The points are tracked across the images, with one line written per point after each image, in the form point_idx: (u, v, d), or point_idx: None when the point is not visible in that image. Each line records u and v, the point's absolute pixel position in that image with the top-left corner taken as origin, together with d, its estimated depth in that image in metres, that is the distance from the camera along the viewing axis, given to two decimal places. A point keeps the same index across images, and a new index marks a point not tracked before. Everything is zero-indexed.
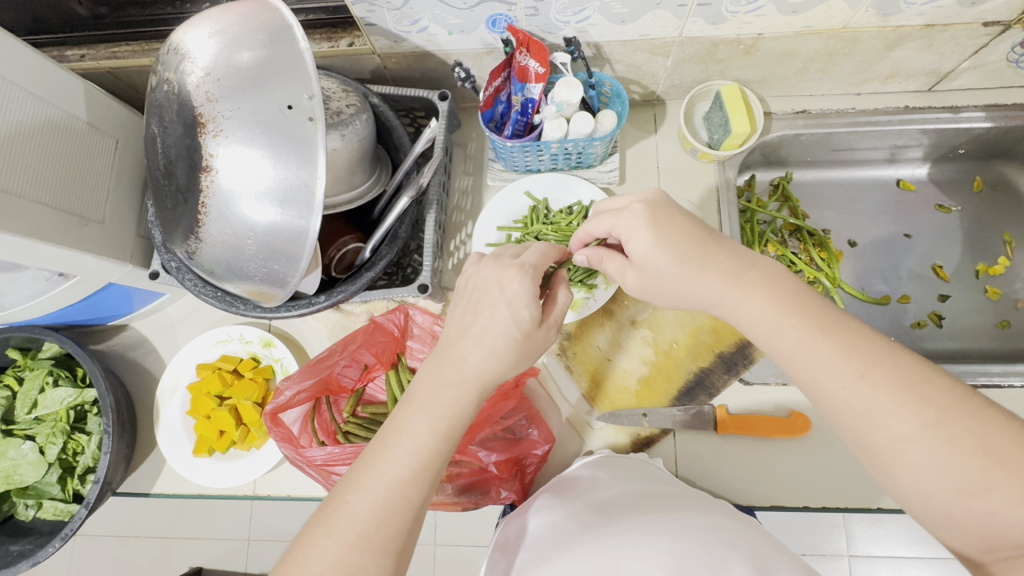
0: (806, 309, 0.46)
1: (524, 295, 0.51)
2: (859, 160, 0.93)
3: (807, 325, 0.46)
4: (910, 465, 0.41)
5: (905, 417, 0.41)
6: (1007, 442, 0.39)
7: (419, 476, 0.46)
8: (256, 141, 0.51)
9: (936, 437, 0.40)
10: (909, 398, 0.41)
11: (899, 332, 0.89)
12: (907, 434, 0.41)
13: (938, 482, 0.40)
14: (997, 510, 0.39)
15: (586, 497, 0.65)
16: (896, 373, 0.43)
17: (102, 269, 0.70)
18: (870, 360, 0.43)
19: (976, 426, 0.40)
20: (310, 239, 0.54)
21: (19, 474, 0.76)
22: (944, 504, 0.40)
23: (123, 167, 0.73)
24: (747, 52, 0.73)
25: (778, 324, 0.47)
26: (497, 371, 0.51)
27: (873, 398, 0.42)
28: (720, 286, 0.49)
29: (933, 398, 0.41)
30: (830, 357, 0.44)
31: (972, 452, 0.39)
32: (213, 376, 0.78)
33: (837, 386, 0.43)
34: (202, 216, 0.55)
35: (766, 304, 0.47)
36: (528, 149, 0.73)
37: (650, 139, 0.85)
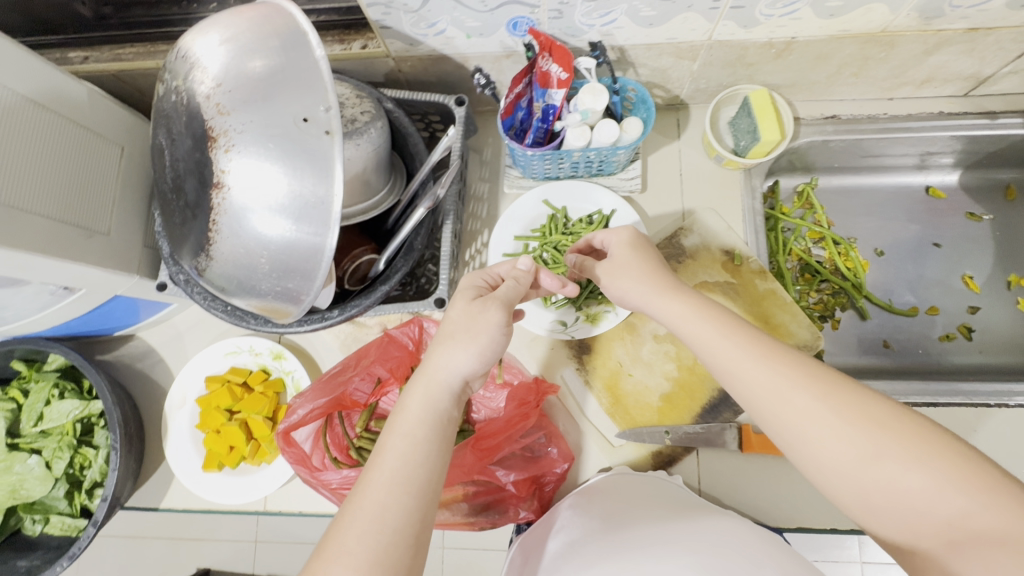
0: (706, 304, 0.52)
1: (467, 284, 0.58)
2: (887, 166, 0.90)
3: (712, 321, 0.51)
4: (818, 436, 0.42)
5: (800, 392, 0.44)
6: (888, 410, 0.41)
7: (401, 482, 0.44)
8: (270, 155, 0.49)
9: (831, 409, 0.42)
10: (804, 376, 0.44)
11: (927, 345, 0.86)
12: (807, 408, 0.43)
13: (844, 453, 0.41)
14: (898, 476, 0.39)
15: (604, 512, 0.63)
16: (789, 355, 0.46)
17: (108, 282, 0.68)
18: (768, 347, 0.47)
19: (859, 396, 0.43)
20: (326, 257, 0.51)
21: (25, 488, 0.74)
22: (858, 479, 0.40)
23: (129, 174, 0.70)
24: (779, 56, 0.70)
25: (690, 322, 0.51)
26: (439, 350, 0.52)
27: (776, 375, 0.45)
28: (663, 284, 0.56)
29: (822, 374, 0.44)
30: (740, 343, 0.48)
31: (863, 420, 0.41)
32: (223, 389, 0.76)
33: (740, 367, 0.47)
34: (213, 233, 0.53)
35: (674, 305, 0.54)
36: (548, 158, 0.70)
37: (673, 145, 0.82)
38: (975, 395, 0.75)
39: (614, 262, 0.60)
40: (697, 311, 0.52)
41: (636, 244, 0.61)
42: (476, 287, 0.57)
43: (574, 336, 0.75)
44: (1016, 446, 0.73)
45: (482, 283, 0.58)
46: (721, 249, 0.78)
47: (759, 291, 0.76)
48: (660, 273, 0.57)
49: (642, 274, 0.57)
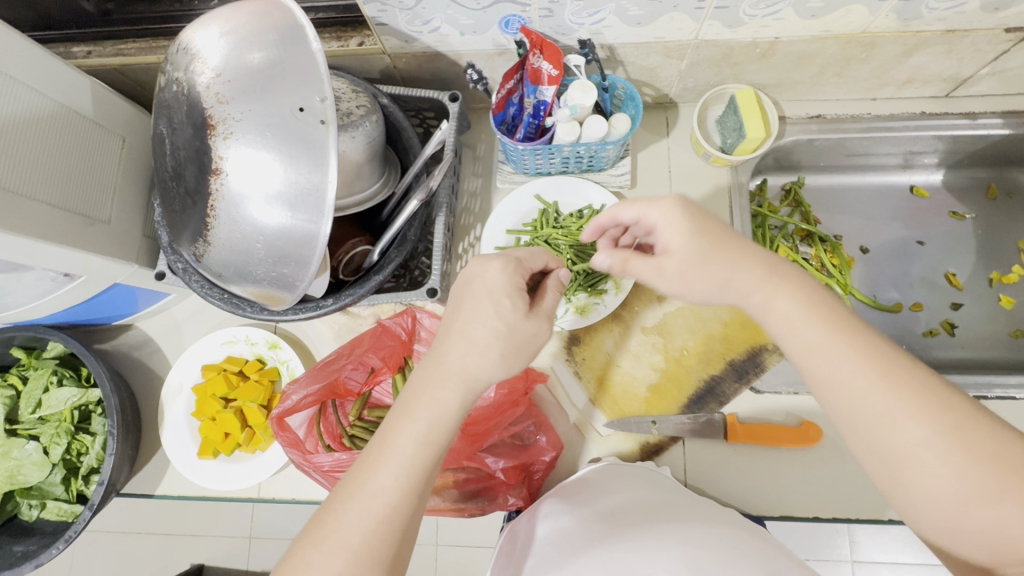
0: (817, 304, 0.48)
1: (507, 284, 0.53)
2: (872, 165, 0.92)
3: (824, 326, 0.47)
4: (926, 468, 0.41)
5: (921, 423, 0.42)
6: (1017, 453, 0.40)
7: (410, 483, 0.46)
8: (267, 144, 0.50)
9: (953, 445, 0.41)
10: (928, 405, 0.42)
11: (911, 340, 0.88)
12: (922, 439, 0.42)
13: (952, 490, 0.41)
14: (1000, 513, 0.39)
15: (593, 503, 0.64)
16: (913, 376, 0.44)
17: (108, 270, 0.69)
18: (891, 364, 0.44)
19: (986, 436, 0.41)
20: (320, 244, 0.53)
21: (23, 474, 0.76)
22: (957, 514, 0.41)
23: (131, 165, 0.72)
24: (763, 56, 0.72)
25: (798, 328, 0.48)
26: (478, 367, 0.49)
27: (892, 400, 0.43)
28: (756, 278, 0.50)
29: (949, 403, 0.42)
30: (853, 357, 0.45)
31: (986, 461, 0.40)
32: (219, 377, 0.77)
33: (851, 382, 0.44)
34: (211, 219, 0.54)
35: (782, 303, 0.49)
36: (539, 152, 0.72)
37: (662, 142, 0.84)
38: (956, 388, 0.77)
39: (679, 258, 0.52)
40: (807, 316, 0.48)
41: (698, 227, 0.51)
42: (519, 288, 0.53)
43: (563, 327, 0.76)
44: None
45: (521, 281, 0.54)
46: None
47: None
48: (749, 263, 0.50)
49: (728, 269, 0.51)
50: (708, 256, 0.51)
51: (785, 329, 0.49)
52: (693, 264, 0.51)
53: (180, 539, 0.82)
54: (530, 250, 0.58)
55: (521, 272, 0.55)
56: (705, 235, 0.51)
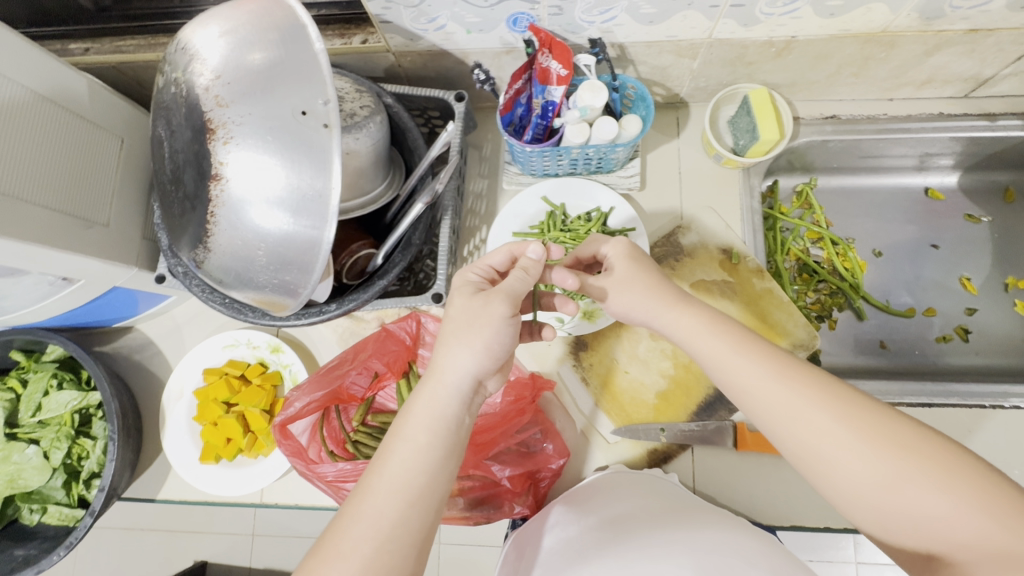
0: (717, 320, 0.53)
1: (460, 283, 0.56)
2: (887, 167, 0.90)
3: (725, 334, 0.52)
4: (837, 458, 0.43)
5: (822, 413, 0.45)
6: (910, 432, 0.42)
7: (412, 488, 0.45)
8: (268, 148, 0.49)
9: (851, 430, 0.43)
10: (824, 395, 0.45)
11: (924, 346, 0.86)
12: (826, 426, 0.44)
13: (861, 473, 0.42)
14: (914, 494, 0.40)
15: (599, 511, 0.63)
16: (809, 374, 0.47)
17: (107, 273, 0.68)
18: (787, 365, 0.48)
19: (879, 416, 0.44)
20: (323, 251, 0.51)
21: (23, 478, 0.74)
22: (875, 500, 0.42)
23: (129, 166, 0.70)
24: (779, 55, 0.70)
25: (707, 337, 0.52)
26: (457, 365, 0.49)
27: (794, 395, 0.46)
28: (660, 304, 0.56)
29: (843, 393, 0.45)
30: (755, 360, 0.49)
31: (883, 441, 0.42)
32: (221, 381, 0.76)
33: (756, 386, 0.48)
34: (211, 225, 0.53)
35: (682, 318, 0.54)
36: (547, 154, 0.70)
37: (672, 143, 0.82)
38: (970, 397, 0.75)
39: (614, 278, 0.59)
40: (708, 328, 0.52)
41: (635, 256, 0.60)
42: (470, 283, 0.56)
43: (570, 333, 0.75)
44: (1008, 448, 0.74)
45: (475, 278, 0.56)
46: (719, 247, 0.77)
47: (756, 290, 0.76)
48: (660, 287, 0.57)
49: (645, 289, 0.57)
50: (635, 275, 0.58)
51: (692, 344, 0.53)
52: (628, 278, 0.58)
53: (183, 543, 0.81)
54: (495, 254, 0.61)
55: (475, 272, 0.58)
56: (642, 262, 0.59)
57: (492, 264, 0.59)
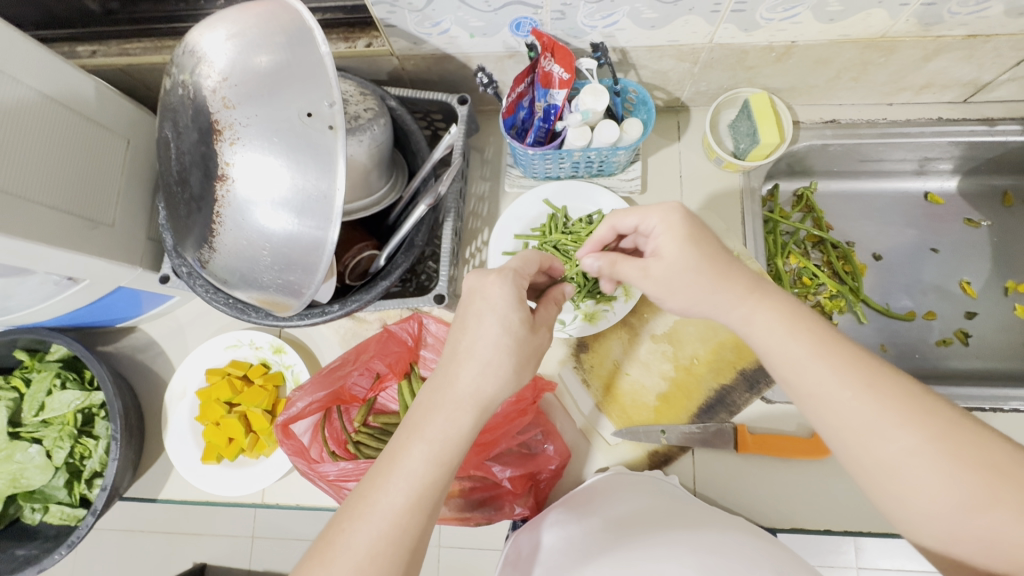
0: (798, 315, 0.49)
1: (511, 299, 0.52)
2: (886, 171, 0.90)
3: (804, 338, 0.47)
4: (913, 479, 0.41)
5: (907, 432, 0.41)
6: (1005, 454, 0.40)
7: (418, 503, 0.44)
8: (274, 149, 0.49)
9: (941, 452, 0.40)
10: (912, 412, 0.42)
11: (924, 349, 0.86)
12: (912, 448, 0.41)
13: (945, 498, 0.40)
14: (1003, 525, 0.38)
15: (602, 511, 0.63)
16: (894, 385, 0.43)
17: (112, 273, 0.68)
18: (874, 374, 0.44)
19: (974, 436, 0.41)
20: (327, 251, 0.52)
21: (25, 477, 0.75)
22: (951, 524, 0.40)
23: (135, 167, 0.71)
24: (779, 59, 0.70)
25: (781, 340, 0.48)
26: (480, 386, 0.49)
27: (876, 411, 0.42)
28: (735, 295, 0.51)
29: (932, 408, 0.42)
30: (836, 369, 0.44)
31: (976, 467, 0.39)
32: (223, 381, 0.76)
33: (835, 397, 0.44)
34: (216, 225, 0.53)
35: (763, 314, 0.50)
36: (549, 157, 0.71)
37: (673, 147, 0.82)
38: (971, 400, 0.75)
39: (669, 265, 0.53)
40: (787, 328, 0.48)
41: (694, 235, 0.53)
42: (522, 300, 0.52)
43: (572, 335, 0.76)
44: None
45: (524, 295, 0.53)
46: None
47: None
48: (735, 275, 0.52)
49: (713, 280, 0.52)
50: (696, 265, 0.52)
51: (767, 344, 0.49)
52: (680, 275, 0.53)
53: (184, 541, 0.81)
54: (524, 256, 0.58)
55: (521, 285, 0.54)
56: (703, 246, 0.53)
57: (528, 274, 0.56)
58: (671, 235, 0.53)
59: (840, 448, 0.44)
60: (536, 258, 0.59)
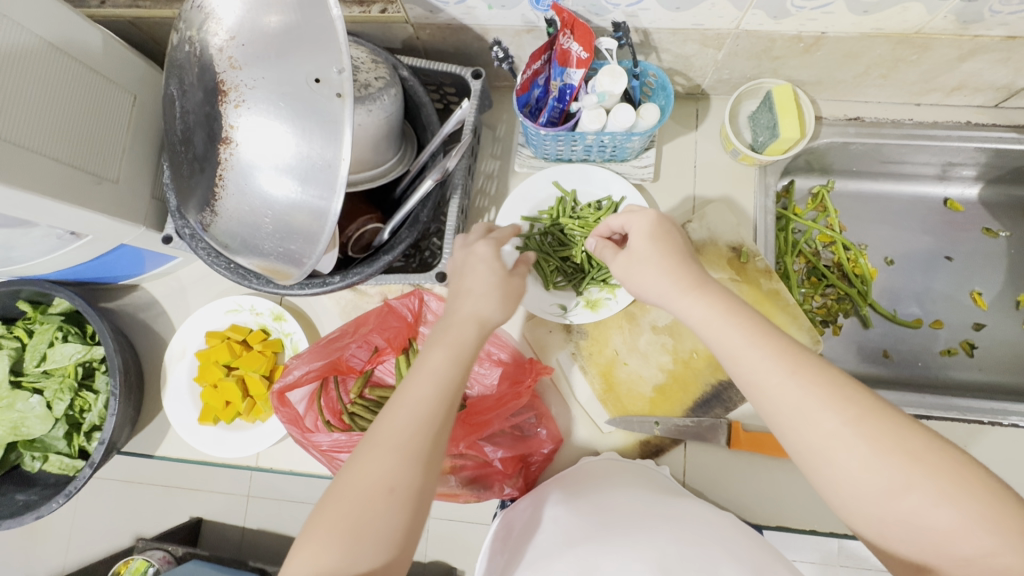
0: (735, 308, 0.48)
1: (486, 255, 0.57)
2: (907, 174, 0.88)
3: (740, 324, 0.47)
4: (839, 463, 0.41)
5: (832, 415, 0.41)
6: (920, 440, 0.40)
7: (446, 390, 0.48)
8: (280, 114, 0.48)
9: (861, 435, 0.40)
10: (837, 397, 0.42)
11: (927, 358, 0.86)
12: (836, 429, 0.41)
13: (868, 481, 0.40)
14: (921, 508, 0.38)
15: (590, 496, 0.63)
16: (823, 371, 0.44)
17: (115, 230, 0.68)
18: (802, 361, 0.44)
19: (896, 424, 0.41)
20: (330, 222, 0.51)
21: (26, 426, 0.76)
22: (874, 506, 0.40)
23: (141, 124, 0.70)
24: (807, 51, 0.68)
25: (716, 326, 0.48)
26: (487, 310, 0.53)
27: (808, 397, 0.42)
28: (678, 287, 0.51)
29: (855, 396, 0.42)
30: (774, 358, 0.44)
31: (892, 450, 0.40)
32: (222, 345, 0.77)
33: (767, 380, 0.44)
34: (219, 188, 0.53)
35: (696, 307, 0.49)
36: (560, 138, 0.69)
37: (690, 135, 0.80)
38: (970, 412, 0.75)
39: (634, 256, 0.55)
40: (723, 317, 0.48)
41: (657, 234, 0.55)
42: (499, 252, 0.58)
43: (572, 320, 0.75)
44: (1006, 467, 0.73)
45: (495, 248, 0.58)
46: (728, 245, 0.76)
47: (762, 291, 0.75)
48: (682, 271, 0.52)
49: (663, 270, 0.52)
50: (655, 259, 0.53)
51: (706, 333, 0.49)
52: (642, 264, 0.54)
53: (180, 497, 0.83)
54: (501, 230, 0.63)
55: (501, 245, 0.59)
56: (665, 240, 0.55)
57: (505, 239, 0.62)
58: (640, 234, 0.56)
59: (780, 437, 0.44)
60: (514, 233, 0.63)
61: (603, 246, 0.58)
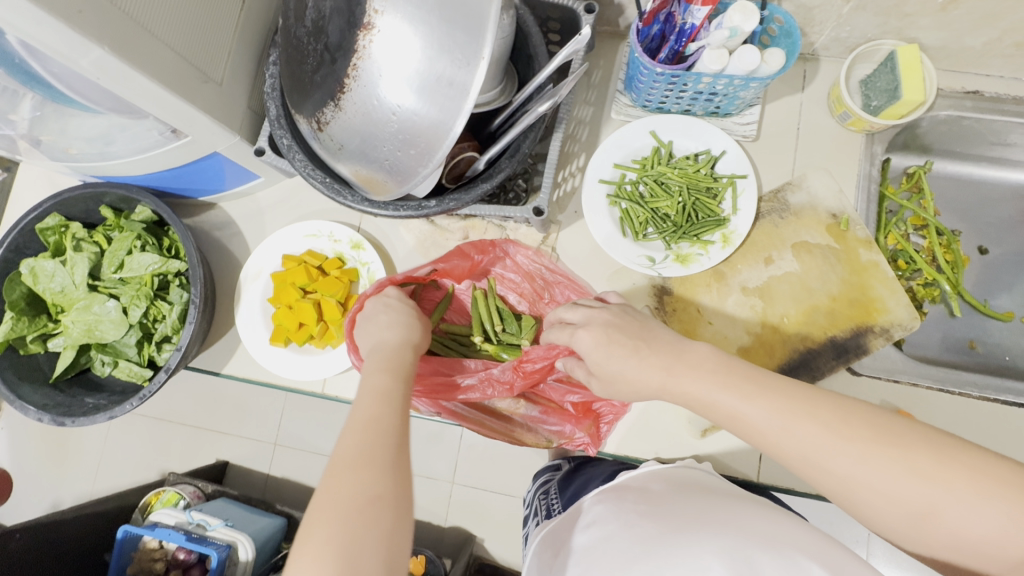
0: (729, 360, 0.46)
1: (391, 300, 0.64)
2: (1013, 160, 0.84)
3: (729, 380, 0.45)
4: (868, 493, 0.39)
5: (846, 445, 0.39)
6: (932, 447, 0.38)
7: (382, 396, 0.48)
8: (426, 4, 0.47)
9: (877, 459, 0.38)
10: (840, 424, 0.40)
11: (1015, 352, 0.82)
12: (853, 461, 0.39)
13: (906, 506, 0.38)
14: (960, 522, 0.36)
15: (640, 506, 0.52)
16: (816, 402, 0.41)
17: (212, 135, 0.66)
18: (796, 398, 0.42)
19: (905, 435, 0.39)
20: (456, 129, 0.50)
21: (100, 329, 0.76)
22: (915, 527, 0.38)
23: (246, 31, 0.69)
24: (943, 8, 0.65)
25: (706, 386, 0.45)
26: (400, 334, 0.58)
27: (807, 438, 0.40)
28: (661, 373, 0.48)
29: (857, 418, 0.40)
30: (778, 407, 0.42)
31: (916, 468, 0.37)
32: (300, 268, 0.76)
33: (771, 433, 0.42)
34: (349, 80, 0.50)
35: (687, 380, 0.47)
36: (673, 80, 0.67)
37: (796, 96, 0.77)
38: None
39: (604, 377, 0.53)
40: (717, 384, 0.45)
41: (618, 324, 0.53)
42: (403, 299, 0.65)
43: (661, 274, 0.72)
44: None
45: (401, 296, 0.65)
46: (828, 212, 0.74)
47: (861, 261, 0.72)
48: (652, 350, 0.50)
49: (639, 360, 0.50)
50: (630, 352, 0.51)
51: (704, 406, 0.46)
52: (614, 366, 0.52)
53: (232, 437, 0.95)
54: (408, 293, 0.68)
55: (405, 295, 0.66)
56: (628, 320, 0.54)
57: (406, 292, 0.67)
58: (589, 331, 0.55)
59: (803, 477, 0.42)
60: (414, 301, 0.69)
61: (573, 364, 0.60)
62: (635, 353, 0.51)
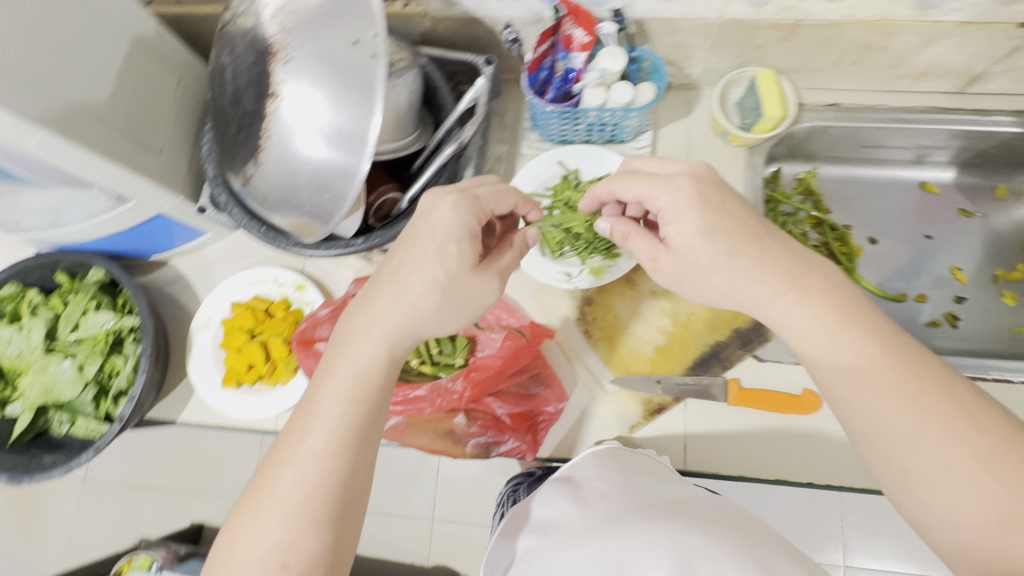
0: (841, 323, 0.52)
1: (457, 227, 0.57)
2: (884, 159, 0.95)
3: (861, 342, 0.51)
4: (942, 484, 0.45)
5: (950, 443, 0.46)
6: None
7: (342, 422, 0.51)
8: (320, 73, 0.55)
9: (977, 468, 0.44)
10: (957, 423, 0.46)
11: (914, 329, 0.90)
12: (947, 460, 0.45)
13: (972, 507, 0.44)
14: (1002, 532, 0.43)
15: (596, 489, 0.60)
16: (947, 399, 0.47)
17: (155, 198, 0.73)
18: (927, 378, 0.48)
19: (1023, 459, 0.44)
20: (359, 178, 0.56)
21: (57, 389, 0.80)
22: (957, 526, 0.45)
23: (183, 105, 0.77)
24: (785, 39, 0.76)
25: (846, 346, 0.51)
26: (417, 319, 0.55)
27: (920, 425, 0.47)
28: (775, 289, 0.53)
29: (990, 427, 0.46)
30: (906, 383, 0.48)
31: (994, 478, 0.44)
32: (247, 312, 0.82)
33: (889, 407, 0.48)
34: (264, 140, 0.59)
35: (813, 318, 0.52)
36: (566, 116, 0.76)
37: (682, 120, 0.87)
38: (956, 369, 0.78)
39: (692, 264, 0.56)
40: (830, 333, 0.51)
41: (711, 228, 0.54)
42: (471, 234, 0.57)
43: (577, 286, 0.79)
44: None
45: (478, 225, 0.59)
46: None
47: None
48: (745, 243, 0.54)
49: (739, 267, 0.54)
50: (730, 254, 0.54)
51: (815, 356, 0.53)
52: (700, 271, 0.56)
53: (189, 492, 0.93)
54: (494, 189, 0.62)
55: (473, 211, 0.58)
56: (737, 237, 0.55)
57: (492, 205, 0.61)
58: (681, 216, 0.55)
59: (880, 454, 0.49)
60: (509, 195, 0.63)
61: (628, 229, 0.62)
62: (722, 255, 0.54)
